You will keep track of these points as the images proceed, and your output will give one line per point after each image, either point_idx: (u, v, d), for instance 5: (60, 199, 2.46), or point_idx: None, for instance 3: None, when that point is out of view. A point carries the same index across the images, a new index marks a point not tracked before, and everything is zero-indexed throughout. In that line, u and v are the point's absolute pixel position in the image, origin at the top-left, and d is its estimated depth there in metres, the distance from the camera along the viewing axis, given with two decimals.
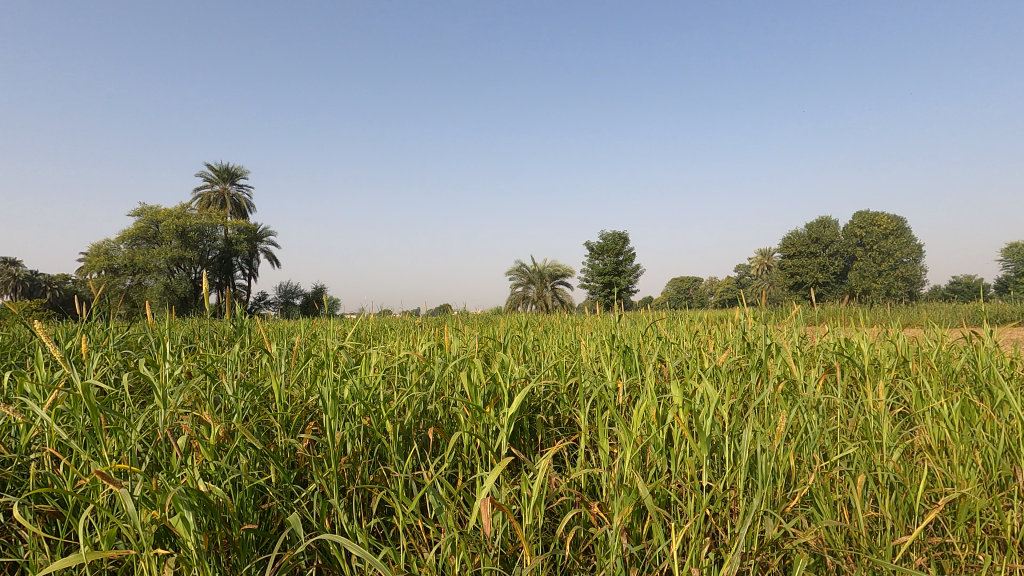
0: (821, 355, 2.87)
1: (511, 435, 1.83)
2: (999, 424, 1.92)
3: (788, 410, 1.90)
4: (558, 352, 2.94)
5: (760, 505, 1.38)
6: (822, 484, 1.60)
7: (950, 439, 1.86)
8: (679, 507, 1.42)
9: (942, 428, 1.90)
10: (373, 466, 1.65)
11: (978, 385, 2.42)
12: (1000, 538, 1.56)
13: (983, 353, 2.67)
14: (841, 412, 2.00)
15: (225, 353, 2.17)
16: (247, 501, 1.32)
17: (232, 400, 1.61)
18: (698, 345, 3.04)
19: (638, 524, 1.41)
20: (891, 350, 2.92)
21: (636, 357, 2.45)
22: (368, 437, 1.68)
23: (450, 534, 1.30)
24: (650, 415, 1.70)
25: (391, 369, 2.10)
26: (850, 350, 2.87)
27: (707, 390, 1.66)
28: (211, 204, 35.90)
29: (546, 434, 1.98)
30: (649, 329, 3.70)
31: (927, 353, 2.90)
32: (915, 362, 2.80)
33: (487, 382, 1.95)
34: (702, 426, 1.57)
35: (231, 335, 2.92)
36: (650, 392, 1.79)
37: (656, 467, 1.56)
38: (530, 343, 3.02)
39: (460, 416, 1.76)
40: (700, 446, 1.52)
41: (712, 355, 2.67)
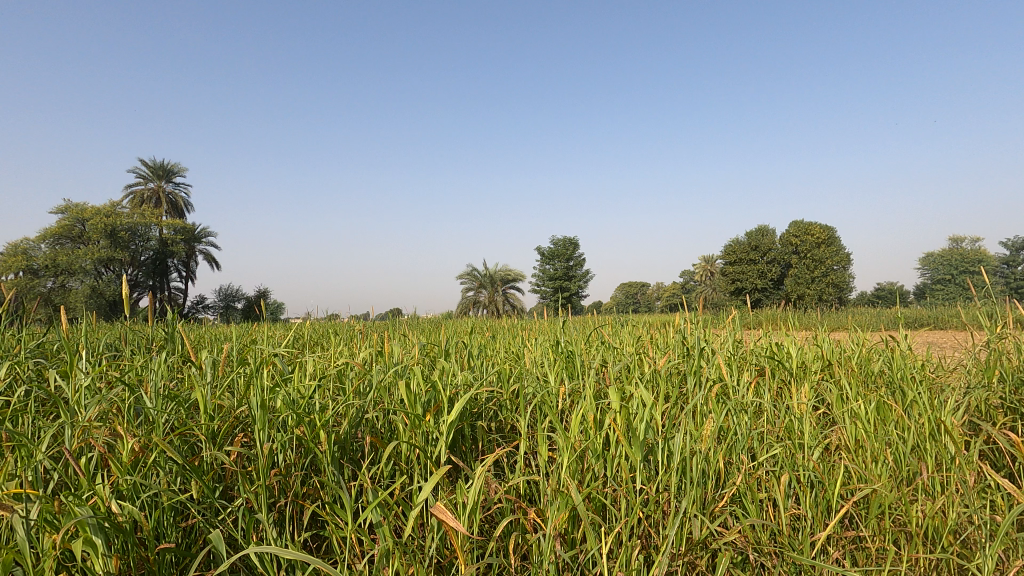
0: (754, 358, 3.01)
1: (450, 442, 1.82)
2: (909, 421, 2.07)
3: (719, 413, 1.98)
4: (504, 358, 2.96)
5: (689, 506, 1.43)
6: (749, 484, 1.68)
7: (865, 438, 1.99)
8: (612, 511, 1.46)
9: (858, 428, 2.03)
10: (306, 478, 1.61)
11: (893, 387, 2.59)
12: (906, 530, 1.68)
13: (898, 356, 2.86)
14: (768, 414, 2.10)
15: (151, 362, 2.06)
16: (165, 519, 1.26)
17: (153, 413, 1.53)
18: (639, 349, 3.12)
19: (572, 529, 1.44)
20: (816, 353, 3.09)
21: (579, 362, 2.48)
22: (302, 448, 1.63)
23: (384, 546, 1.28)
24: (587, 420, 1.73)
25: (330, 377, 2.05)
26: (780, 353, 3.02)
27: (643, 394, 1.70)
28: (144, 202, 33.99)
29: (488, 440, 1.98)
30: (594, 335, 3.78)
31: (849, 356, 3.09)
32: (839, 365, 2.97)
33: (428, 389, 1.93)
34: (636, 431, 1.61)
35: (160, 342, 2.77)
36: (589, 398, 1.82)
37: (592, 471, 1.59)
38: (476, 348, 3.01)
39: (398, 424, 1.74)
40: (633, 450, 1.56)
41: (652, 360, 2.75)
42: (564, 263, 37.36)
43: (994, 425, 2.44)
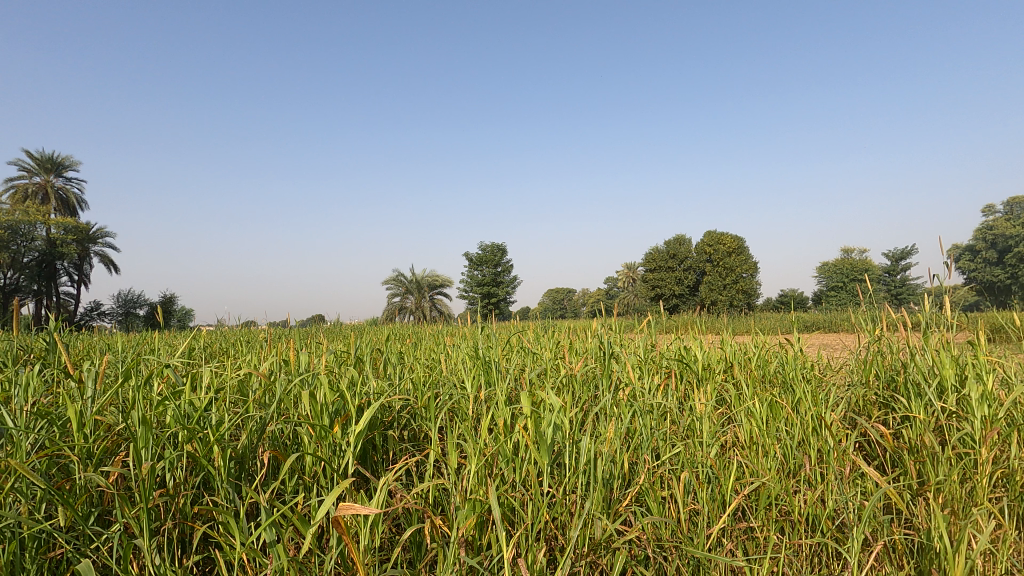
0: (664, 361, 3.15)
1: (359, 452, 1.78)
2: (795, 418, 2.24)
3: (627, 415, 2.06)
4: (422, 365, 2.92)
5: (592, 507, 1.48)
6: (650, 483, 1.76)
7: (757, 435, 2.14)
8: (519, 515, 1.48)
9: (752, 426, 2.18)
10: (197, 497, 1.51)
11: (785, 386, 2.80)
12: (790, 519, 1.82)
13: (791, 358, 3.09)
14: (673, 415, 2.21)
15: (20, 376, 1.85)
16: (24, 552, 1.14)
17: (15, 434, 1.38)
18: (557, 355, 3.18)
19: (479, 536, 1.44)
20: (720, 356, 3.29)
21: (496, 368, 2.49)
22: (193, 465, 1.53)
23: (280, 565, 1.23)
24: (498, 425, 1.74)
25: (230, 389, 1.94)
26: (688, 356, 3.18)
27: (553, 399, 1.73)
28: (28, 197, 30.65)
29: (400, 449, 1.96)
30: (515, 340, 3.81)
31: (749, 357, 3.31)
32: (740, 366, 3.17)
33: (336, 399, 1.87)
34: (544, 435, 1.64)
35: (36, 353, 2.50)
36: (500, 403, 1.83)
37: (501, 476, 1.61)
38: (393, 355, 2.95)
39: (302, 437, 1.67)
40: (541, 454, 1.59)
41: (567, 364, 2.81)
42: (492, 269, 37.54)
43: (868, 419, 2.70)
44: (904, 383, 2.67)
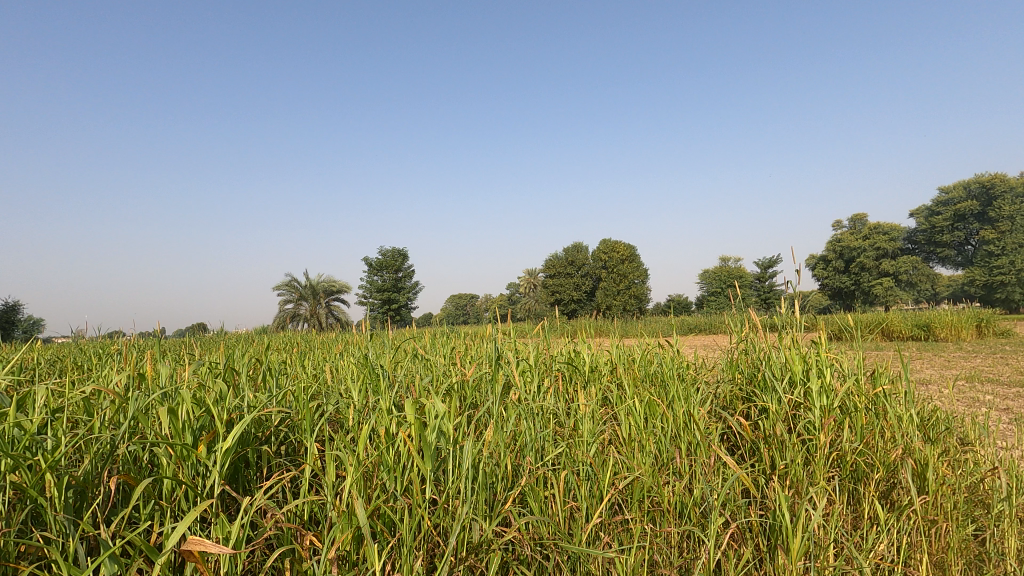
0: (554, 364, 3.24)
1: (228, 471, 1.66)
2: (668, 414, 2.40)
3: (513, 418, 2.10)
4: (306, 376, 2.77)
5: (471, 512, 1.50)
6: (531, 484, 1.81)
7: (634, 432, 2.27)
8: (398, 525, 1.46)
9: (630, 424, 2.31)
10: (25, 534, 1.33)
11: (662, 384, 3.00)
12: (660, 508, 1.95)
13: (668, 358, 3.32)
14: (558, 416, 2.28)
15: None
16: None
17: None
18: (450, 361, 3.16)
19: (354, 550, 1.41)
20: (607, 358, 3.45)
21: (384, 375, 2.43)
22: (19, 498, 1.34)
23: None
24: (380, 434, 1.70)
25: (72, 409, 1.72)
26: (576, 359, 3.30)
27: (436, 405, 1.72)
28: None
29: (276, 464, 1.85)
30: (409, 347, 3.74)
31: (632, 358, 3.51)
32: (623, 366, 3.35)
33: (202, 415, 1.73)
34: (427, 441, 1.63)
35: None
36: (383, 412, 1.79)
37: (381, 486, 1.58)
38: (274, 366, 2.77)
39: (160, 457, 1.53)
40: (423, 461, 1.58)
41: (459, 370, 2.80)
42: (393, 274, 36.70)
43: (733, 412, 2.97)
44: (762, 378, 2.96)
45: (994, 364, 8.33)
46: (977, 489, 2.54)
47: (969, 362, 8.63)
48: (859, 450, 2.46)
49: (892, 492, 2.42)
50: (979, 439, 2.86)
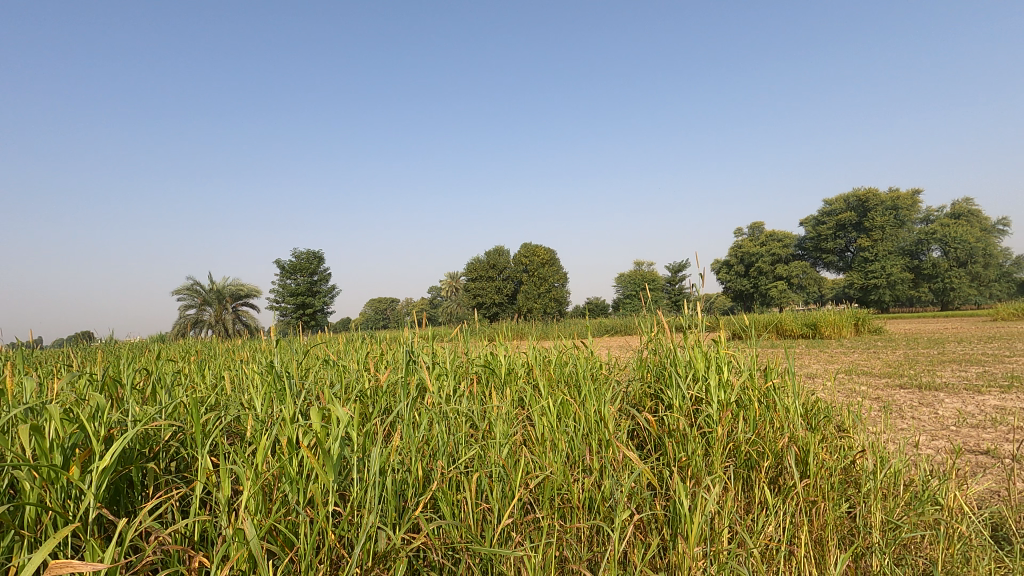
0: (472, 367, 3.23)
1: (106, 493, 1.51)
2: (581, 413, 2.47)
3: (425, 422, 2.07)
4: (203, 387, 2.57)
5: (377, 521, 1.47)
6: (442, 488, 1.80)
7: (546, 432, 2.32)
8: (298, 539, 1.40)
9: (543, 425, 2.36)
10: None
11: (575, 384, 3.07)
12: (569, 505, 2.01)
13: (581, 359, 3.41)
14: (471, 418, 2.28)
15: None
16: None
17: None
18: (363, 366, 3.06)
19: (249, 569, 1.33)
20: (523, 360, 3.50)
21: (289, 383, 2.31)
22: None
23: None
24: (281, 445, 1.63)
25: None
26: (493, 361, 3.31)
27: (342, 412, 1.67)
28: None
29: (165, 481, 1.72)
30: (321, 353, 3.58)
31: (548, 359, 3.57)
32: (539, 367, 3.39)
33: (74, 432, 1.56)
34: (330, 450, 1.58)
35: None
36: (285, 421, 1.71)
37: (281, 500, 1.50)
38: (165, 377, 2.55)
39: (22, 482, 1.37)
40: (327, 472, 1.52)
41: (371, 376, 2.71)
42: (308, 277, 35.15)
43: (641, 409, 3.10)
44: (667, 376, 3.11)
45: (869, 359, 9.28)
46: (850, 470, 2.82)
47: (848, 357, 9.58)
48: (751, 440, 2.66)
49: (779, 477, 2.63)
50: (852, 424, 3.18)
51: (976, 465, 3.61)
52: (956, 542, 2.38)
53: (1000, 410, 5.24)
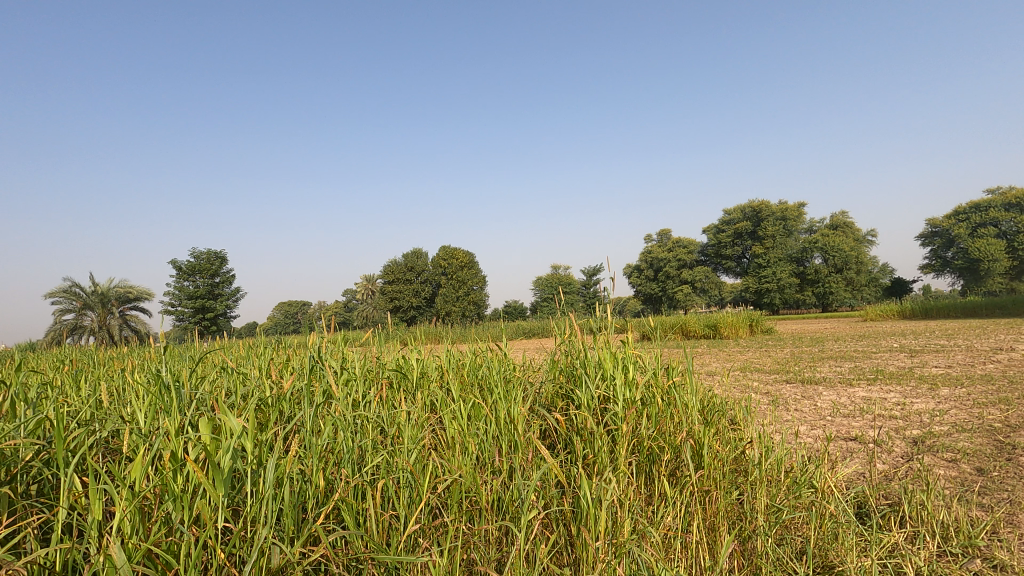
0: (383, 372, 3.15)
1: None
2: (492, 415, 2.48)
3: (329, 430, 2.00)
4: (74, 401, 2.31)
5: (271, 537, 1.40)
6: (345, 498, 1.76)
7: (457, 435, 2.32)
8: (181, 561, 1.31)
9: (454, 428, 2.35)
10: None
11: (488, 387, 3.07)
12: (477, 508, 2.02)
13: (495, 361, 3.42)
14: (379, 425, 2.23)
15: None
16: None
17: None
18: (264, 374, 2.89)
19: None
20: (437, 363, 3.46)
21: (178, 393, 2.13)
22: None
23: None
24: (164, 460, 1.50)
25: None
26: (406, 365, 3.24)
27: (234, 422, 1.57)
28: None
29: (21, 507, 1.53)
30: (218, 360, 3.33)
31: (462, 361, 3.55)
32: (453, 370, 3.37)
33: None
34: (220, 464, 1.48)
35: None
36: (170, 434, 1.58)
37: (163, 519, 1.40)
38: (28, 390, 2.27)
39: None
40: (216, 486, 1.42)
41: (272, 384, 2.56)
42: (209, 279, 32.75)
43: (553, 410, 3.18)
44: (577, 376, 3.20)
45: (761, 357, 10.08)
46: (740, 459, 3.05)
47: (743, 355, 10.36)
48: (653, 435, 2.80)
49: (677, 470, 2.79)
50: (744, 418, 3.43)
51: (846, 451, 4.04)
52: (826, 521, 2.64)
53: (867, 400, 5.88)
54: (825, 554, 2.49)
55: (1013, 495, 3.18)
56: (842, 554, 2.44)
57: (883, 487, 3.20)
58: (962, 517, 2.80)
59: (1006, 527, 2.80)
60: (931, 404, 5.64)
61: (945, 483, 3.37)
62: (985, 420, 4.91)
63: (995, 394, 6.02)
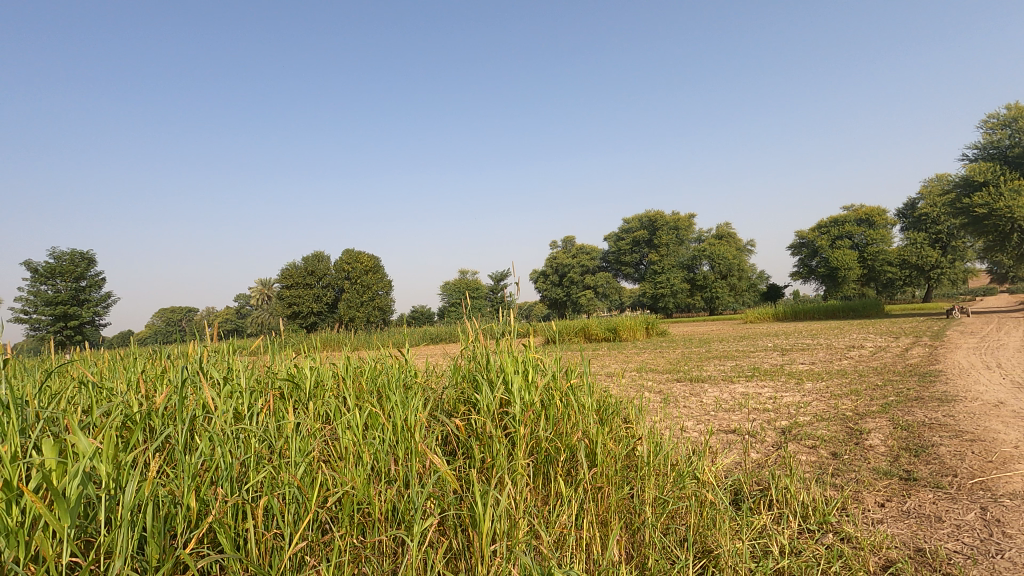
0: (273, 382, 2.95)
1: None
2: (388, 423, 2.42)
3: (205, 447, 1.86)
4: None
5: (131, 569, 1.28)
6: (221, 519, 1.65)
7: (350, 446, 2.24)
8: None
9: (348, 439, 2.27)
10: None
11: (387, 393, 2.99)
12: (370, 519, 1.98)
13: (395, 367, 3.33)
14: (264, 439, 2.11)
15: None
16: None
17: None
18: (131, 388, 2.60)
19: None
20: (334, 371, 3.31)
21: (20, 412, 1.88)
22: None
23: None
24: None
25: None
26: (299, 374, 3.07)
27: (86, 443, 1.41)
28: None
29: None
30: (75, 374, 2.94)
31: (360, 369, 3.42)
32: (350, 378, 3.23)
33: None
34: (68, 491, 1.33)
35: None
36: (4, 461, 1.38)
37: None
38: None
39: None
40: (62, 519, 1.27)
41: (141, 399, 2.32)
42: (73, 283, 29.10)
43: (454, 415, 3.15)
44: (479, 381, 3.20)
45: (655, 358, 10.69)
46: (631, 456, 3.21)
47: (640, 357, 10.92)
48: (549, 436, 2.88)
49: (572, 469, 2.89)
50: (636, 417, 3.61)
51: (726, 443, 4.39)
52: (706, 509, 2.86)
53: (745, 396, 6.43)
54: (704, 539, 2.69)
55: (859, 474, 3.63)
56: (719, 539, 2.65)
57: (755, 474, 3.52)
58: (818, 497, 3.15)
59: (853, 503, 3.18)
60: (797, 397, 6.30)
61: (806, 468, 3.77)
62: (839, 409, 5.57)
63: (847, 386, 6.83)
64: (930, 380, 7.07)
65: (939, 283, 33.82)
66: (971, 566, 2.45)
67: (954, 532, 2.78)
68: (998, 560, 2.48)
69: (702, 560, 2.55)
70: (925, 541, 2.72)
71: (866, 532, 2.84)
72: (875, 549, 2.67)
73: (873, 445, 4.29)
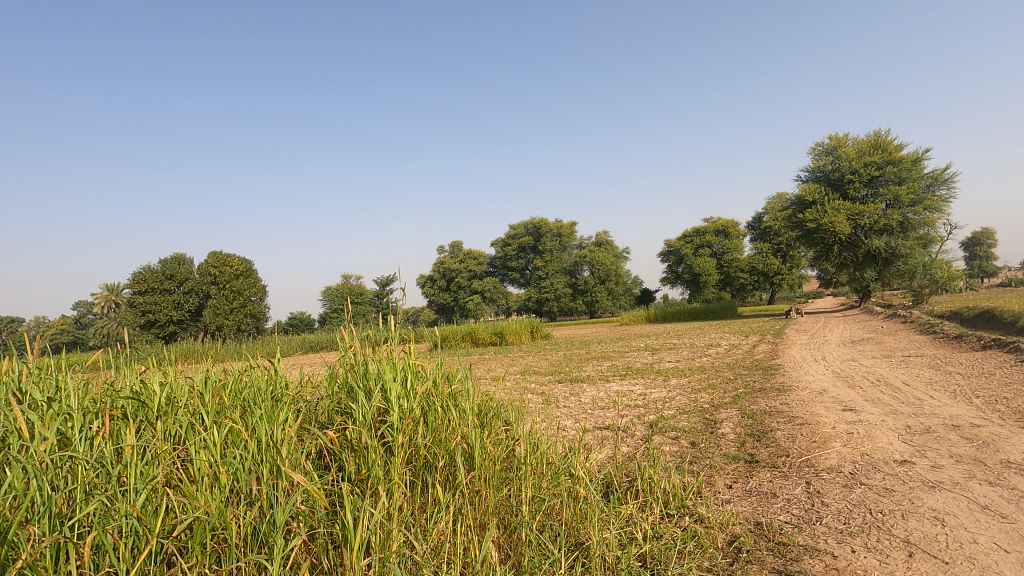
0: (115, 401, 2.61)
1: None
2: (250, 439, 2.25)
3: (17, 480, 1.61)
4: None
5: None
6: (34, 564, 1.45)
7: (205, 466, 2.06)
8: None
9: (203, 459, 2.08)
10: None
11: (252, 407, 2.76)
12: (225, 546, 1.84)
13: (264, 378, 3.09)
14: (98, 466, 1.86)
15: None
16: None
17: None
18: None
19: None
20: (191, 386, 2.99)
21: None
22: None
23: None
24: None
25: None
26: (147, 389, 2.74)
27: None
28: None
29: None
30: None
31: (223, 381, 3.13)
32: (211, 392, 2.94)
33: None
34: None
35: None
36: None
37: None
38: None
39: None
40: None
41: None
42: None
43: (328, 427, 2.99)
44: (356, 390, 3.06)
45: (538, 360, 11.05)
46: (510, 457, 3.28)
47: (523, 360, 11.24)
48: (428, 443, 2.85)
49: (451, 474, 2.89)
50: (516, 418, 3.69)
51: (600, 438, 4.68)
52: (577, 503, 3.00)
53: (618, 393, 6.86)
54: (576, 533, 2.82)
55: (712, 460, 4.03)
56: (589, 530, 2.80)
57: (624, 467, 3.77)
58: (678, 483, 3.44)
59: (706, 487, 3.52)
60: (663, 393, 6.84)
61: (668, 458, 4.11)
62: (699, 402, 6.14)
63: (705, 381, 7.55)
64: (771, 373, 8.04)
65: (779, 288, 38.63)
66: (797, 533, 2.82)
67: (785, 505, 3.19)
68: (818, 526, 2.88)
69: (573, 553, 2.68)
70: (763, 515, 3.08)
71: (716, 511, 3.16)
72: (723, 527, 2.98)
73: (724, 433, 4.79)
